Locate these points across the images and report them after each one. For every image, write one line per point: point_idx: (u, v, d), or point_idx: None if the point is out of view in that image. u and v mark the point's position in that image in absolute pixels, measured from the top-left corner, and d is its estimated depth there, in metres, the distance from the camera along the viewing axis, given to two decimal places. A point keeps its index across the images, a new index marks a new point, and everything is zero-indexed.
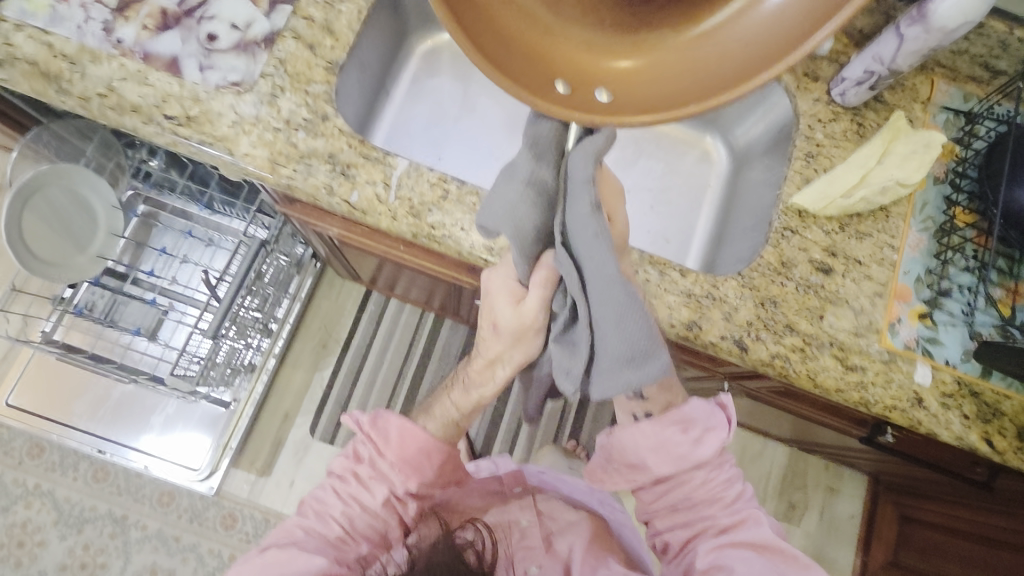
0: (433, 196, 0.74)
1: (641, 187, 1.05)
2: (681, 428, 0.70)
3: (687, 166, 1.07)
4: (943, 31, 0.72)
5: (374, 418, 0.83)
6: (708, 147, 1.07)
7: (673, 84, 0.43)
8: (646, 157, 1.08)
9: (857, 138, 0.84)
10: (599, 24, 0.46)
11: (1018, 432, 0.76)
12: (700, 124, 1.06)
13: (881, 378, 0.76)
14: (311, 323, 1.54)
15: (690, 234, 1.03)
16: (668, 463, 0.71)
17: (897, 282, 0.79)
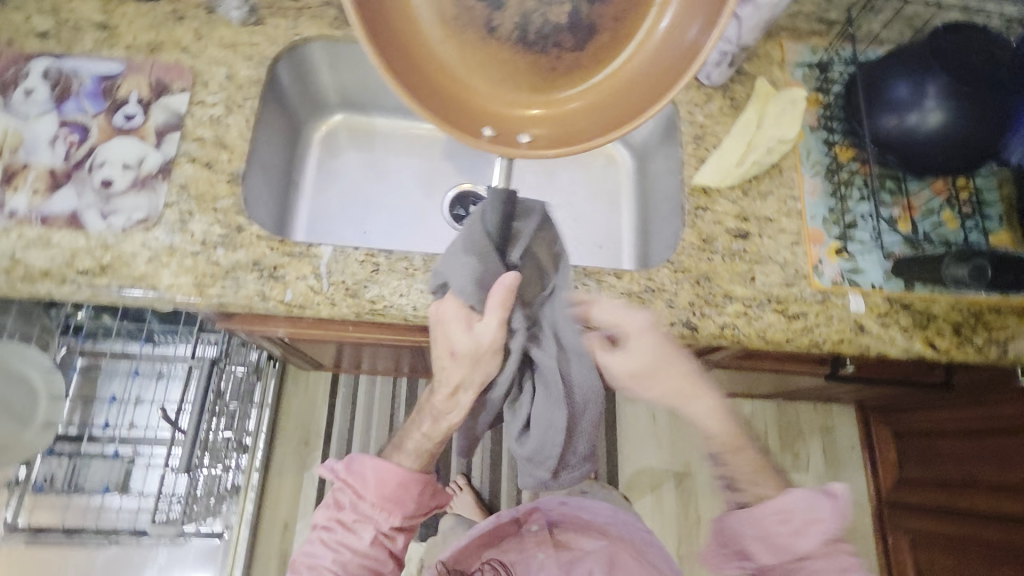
0: (365, 272, 0.75)
1: (561, 204, 1.10)
2: (783, 518, 0.72)
3: (597, 173, 1.12)
4: (770, 5, 0.80)
5: (349, 463, 0.82)
6: (610, 151, 1.13)
7: (575, 128, 0.69)
8: (559, 174, 1.12)
9: (733, 111, 0.91)
10: (525, 87, 0.70)
11: (954, 329, 0.82)
12: None
13: (822, 317, 0.81)
14: (286, 425, 1.52)
15: (618, 236, 1.08)
16: (773, 553, 0.73)
17: (808, 228, 0.85)
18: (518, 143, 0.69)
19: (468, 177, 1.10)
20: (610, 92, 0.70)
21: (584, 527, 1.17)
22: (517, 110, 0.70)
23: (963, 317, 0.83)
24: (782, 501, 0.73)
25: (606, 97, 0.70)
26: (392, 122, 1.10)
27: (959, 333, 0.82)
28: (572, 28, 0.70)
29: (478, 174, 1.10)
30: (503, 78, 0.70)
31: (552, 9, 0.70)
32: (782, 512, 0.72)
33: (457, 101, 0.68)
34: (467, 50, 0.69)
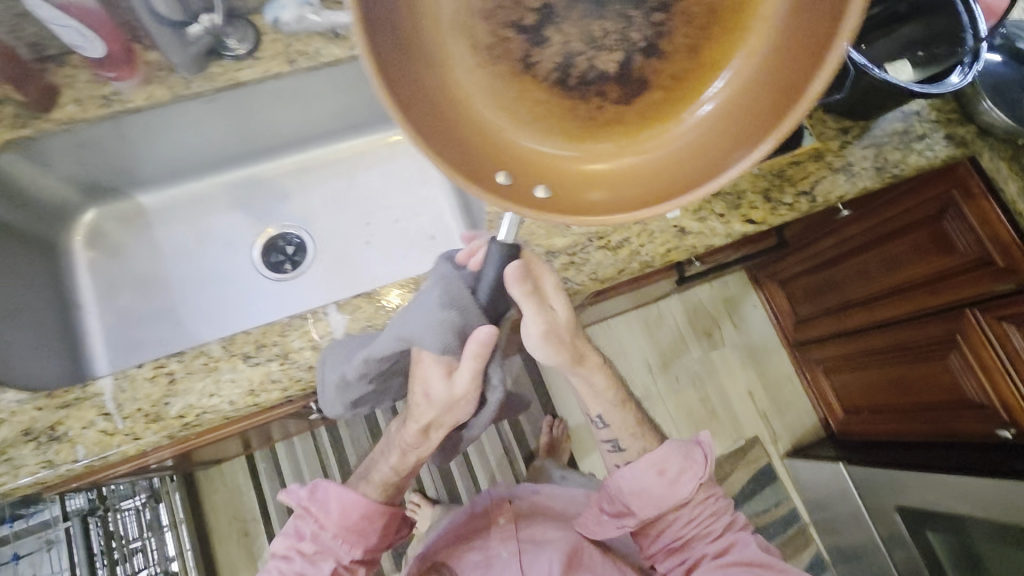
0: (161, 390, 0.67)
1: (374, 211, 1.00)
2: (657, 470, 0.78)
3: (400, 163, 1.02)
4: None
5: (313, 490, 0.80)
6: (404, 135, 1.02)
7: (606, 194, 0.53)
8: (363, 179, 1.01)
9: None
10: (555, 136, 0.55)
11: (764, 197, 0.83)
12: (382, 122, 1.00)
13: (644, 236, 0.80)
14: (218, 525, 1.40)
15: (445, 216, 0.99)
16: (652, 505, 0.78)
17: None
18: (531, 198, 0.51)
19: (269, 220, 0.99)
20: (665, 157, 0.54)
21: (553, 520, 1.10)
22: (529, 167, 0.53)
23: (768, 181, 0.84)
24: (659, 456, 0.78)
25: (653, 162, 0.54)
26: (159, 194, 0.96)
27: (770, 199, 0.83)
28: (621, 76, 0.56)
29: (277, 212, 0.99)
30: (533, 125, 0.55)
31: (599, 53, 0.56)
32: (657, 465, 0.78)
33: (461, 136, 0.52)
34: (496, 93, 0.54)
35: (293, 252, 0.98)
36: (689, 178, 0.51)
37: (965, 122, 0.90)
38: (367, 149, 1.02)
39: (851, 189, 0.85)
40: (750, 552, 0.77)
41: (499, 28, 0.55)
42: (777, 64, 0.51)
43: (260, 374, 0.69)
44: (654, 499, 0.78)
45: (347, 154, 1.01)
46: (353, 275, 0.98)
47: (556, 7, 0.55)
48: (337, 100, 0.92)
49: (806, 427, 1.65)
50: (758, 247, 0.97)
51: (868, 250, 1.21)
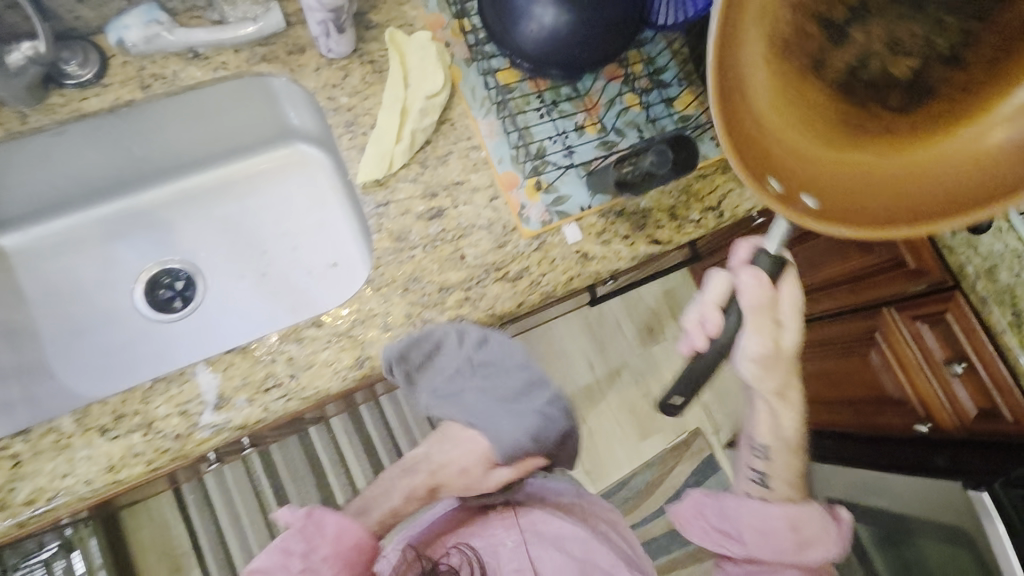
0: (5, 474, 0.61)
1: (272, 240, 0.93)
2: (793, 527, 0.77)
3: (296, 186, 0.94)
4: None
5: (307, 511, 0.66)
6: (297, 155, 0.94)
7: (896, 204, 0.49)
8: (258, 206, 0.94)
9: (378, 76, 0.78)
10: (860, 133, 0.51)
11: (669, 216, 0.80)
12: (271, 142, 0.92)
13: (544, 264, 0.75)
14: (147, 563, 1.33)
15: (346, 241, 0.92)
16: (770, 550, 0.77)
17: (499, 175, 0.77)
18: (800, 212, 0.50)
19: (153, 256, 0.91)
20: (944, 178, 0.48)
21: (555, 509, 0.87)
22: (823, 162, 0.52)
23: (674, 197, 0.81)
24: (800, 515, 0.78)
25: (941, 173, 0.48)
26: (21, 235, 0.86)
27: (676, 216, 0.80)
28: (907, 83, 0.51)
29: (162, 245, 0.91)
30: (803, 124, 0.51)
31: (896, 56, 0.51)
32: (794, 521, 0.78)
33: (755, 138, 0.51)
34: (789, 96, 0.51)
35: (183, 288, 0.91)
36: (999, 189, 0.45)
37: None
38: (258, 171, 0.93)
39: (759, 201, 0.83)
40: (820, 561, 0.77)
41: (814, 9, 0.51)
42: None
43: (120, 448, 0.63)
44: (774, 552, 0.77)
45: (238, 178, 0.93)
46: (250, 310, 0.91)
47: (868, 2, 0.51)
48: (215, 122, 0.84)
49: (748, 416, 1.66)
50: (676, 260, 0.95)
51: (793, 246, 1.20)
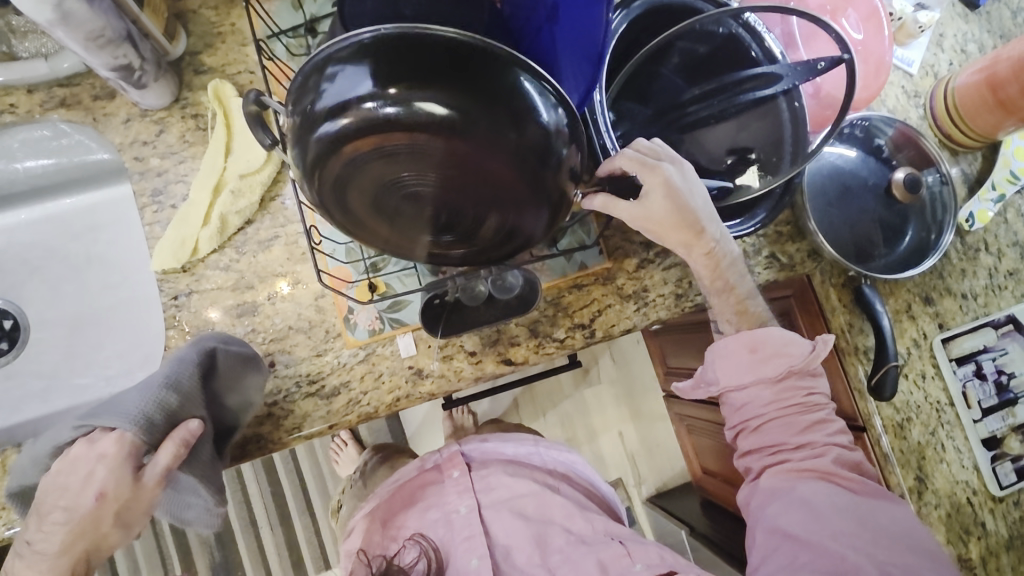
0: None
1: (87, 292, 0.80)
2: (750, 346, 0.62)
3: (109, 232, 0.79)
4: (58, 24, 0.50)
5: None
6: (111, 196, 0.79)
7: (462, 254, 0.58)
8: (72, 252, 0.81)
9: (200, 133, 0.66)
10: (431, 208, 0.51)
11: (531, 330, 0.69)
12: (77, 182, 0.78)
13: (368, 379, 0.66)
14: None
15: (152, 300, 0.76)
16: (740, 374, 0.62)
17: (329, 269, 0.66)
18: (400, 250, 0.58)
19: None
20: (489, 250, 0.57)
21: (511, 464, 0.77)
22: (424, 230, 0.55)
23: (540, 311, 0.70)
24: (756, 333, 0.63)
25: (487, 250, 0.57)
26: None
27: (537, 333, 0.70)
28: (477, 184, 0.49)
29: None
30: (384, 199, 0.51)
31: (478, 169, 0.48)
32: (750, 342, 0.62)
33: (347, 198, 0.51)
34: (357, 179, 0.49)
35: (9, 328, 0.81)
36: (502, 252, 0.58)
37: (798, 237, 0.76)
38: (58, 217, 0.80)
39: (641, 322, 0.72)
40: (804, 359, 0.61)
41: (390, 111, 0.44)
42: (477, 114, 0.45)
43: None
44: (739, 375, 0.62)
45: (49, 219, 0.80)
46: (69, 370, 0.79)
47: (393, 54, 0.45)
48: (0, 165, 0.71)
49: (675, 470, 1.59)
50: (553, 375, 0.81)
51: (703, 329, 1.05)
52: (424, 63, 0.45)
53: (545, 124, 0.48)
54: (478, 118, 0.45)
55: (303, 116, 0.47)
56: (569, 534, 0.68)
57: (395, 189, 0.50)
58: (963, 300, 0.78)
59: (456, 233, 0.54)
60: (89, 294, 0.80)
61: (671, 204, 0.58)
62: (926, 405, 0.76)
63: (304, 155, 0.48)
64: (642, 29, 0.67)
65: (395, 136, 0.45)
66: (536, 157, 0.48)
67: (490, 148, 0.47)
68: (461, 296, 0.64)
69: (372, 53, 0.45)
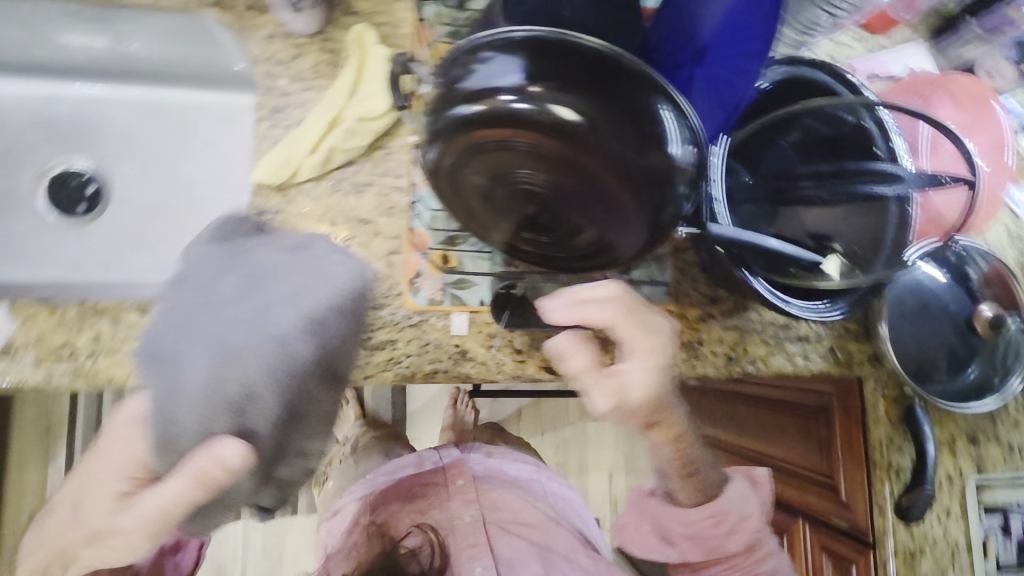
0: None
1: (175, 184, 0.83)
2: (714, 515, 0.68)
3: (218, 134, 0.83)
4: None
5: None
6: (235, 104, 0.82)
7: (548, 259, 0.58)
8: (181, 140, 0.84)
9: (332, 69, 0.69)
10: (536, 208, 0.52)
11: (579, 346, 0.70)
12: (213, 84, 0.82)
13: (414, 344, 0.67)
14: None
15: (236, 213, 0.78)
16: (697, 543, 0.68)
17: (410, 229, 0.68)
18: (487, 239, 0.58)
19: (68, 149, 0.85)
20: (576, 263, 0.57)
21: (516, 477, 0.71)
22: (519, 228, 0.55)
23: None
24: (723, 502, 0.68)
25: (574, 261, 0.57)
26: None
27: (585, 351, 0.70)
28: (587, 196, 0.49)
29: (80, 145, 0.85)
30: (494, 188, 0.51)
31: (592, 182, 0.48)
32: (717, 508, 0.68)
33: (458, 178, 0.52)
34: (476, 163, 0.50)
35: (93, 194, 0.84)
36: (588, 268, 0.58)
37: (863, 339, 0.75)
38: (181, 105, 0.84)
39: (687, 373, 0.71)
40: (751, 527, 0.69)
41: (526, 107, 0.46)
42: (608, 130, 0.46)
43: None
44: (696, 534, 0.68)
45: (162, 104, 0.84)
46: (133, 250, 0.81)
47: (545, 55, 0.46)
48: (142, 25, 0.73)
49: None
50: None
51: None
52: (571, 69, 0.46)
53: (672, 156, 0.48)
54: (609, 133, 0.46)
55: (445, 89, 0.49)
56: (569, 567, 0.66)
57: (505, 184, 0.51)
58: (1008, 451, 0.76)
59: (552, 237, 0.54)
60: (177, 186, 0.83)
61: (654, 371, 0.69)
62: (942, 542, 0.74)
63: (434, 124, 0.50)
64: (774, 94, 0.67)
65: (523, 132, 0.46)
66: (654, 185, 0.48)
67: (612, 165, 0.47)
68: (529, 292, 0.66)
69: (528, 48, 0.47)
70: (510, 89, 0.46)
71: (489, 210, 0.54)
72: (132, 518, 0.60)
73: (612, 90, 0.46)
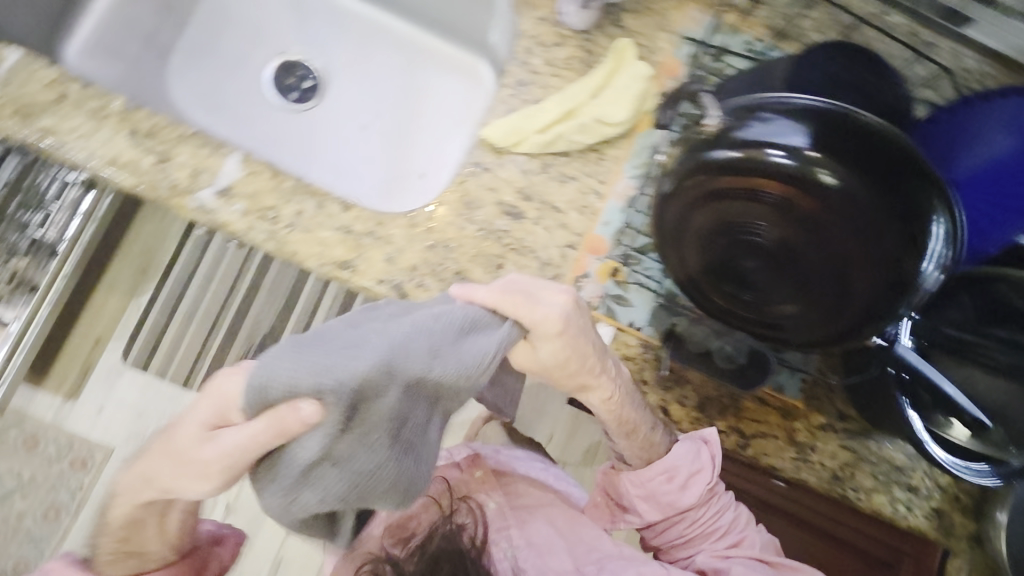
0: (47, 98, 0.65)
1: (392, 113, 0.91)
2: (666, 474, 0.68)
3: (448, 88, 0.91)
4: None
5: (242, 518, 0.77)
6: (473, 67, 0.90)
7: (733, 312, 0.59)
8: (410, 79, 0.93)
9: (582, 67, 0.73)
10: (756, 263, 0.54)
11: (700, 402, 0.70)
12: (462, 43, 0.90)
13: None
14: (130, 247, 1.47)
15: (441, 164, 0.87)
16: (657, 508, 0.71)
17: (593, 233, 0.71)
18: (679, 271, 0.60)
19: (307, 47, 0.94)
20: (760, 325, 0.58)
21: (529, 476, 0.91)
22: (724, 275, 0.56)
23: (719, 394, 0.71)
24: (674, 464, 0.68)
25: (759, 324, 0.58)
26: None
27: (702, 409, 0.70)
28: (818, 268, 0.51)
29: (320, 47, 0.94)
30: (723, 231, 0.53)
31: (831, 257, 0.50)
32: (668, 468, 0.68)
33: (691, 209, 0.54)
34: (719, 203, 0.52)
35: (307, 89, 0.93)
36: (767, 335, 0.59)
37: (971, 516, 0.72)
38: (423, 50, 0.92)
39: (790, 471, 0.71)
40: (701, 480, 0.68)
41: (800, 168, 0.48)
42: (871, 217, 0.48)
43: (131, 155, 0.65)
44: (653, 492, 0.70)
45: (419, 48, 0.92)
46: (332, 152, 0.90)
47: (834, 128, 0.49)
48: None
49: None
50: None
51: None
52: (850, 150, 0.48)
53: (921, 272, 0.49)
54: (870, 221, 0.48)
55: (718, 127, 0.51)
56: (595, 551, 0.77)
57: (737, 230, 0.53)
58: None
59: (753, 294, 0.56)
60: (392, 116, 0.91)
61: (561, 350, 0.57)
62: None
63: (695, 154, 0.52)
64: None
65: (786, 189, 0.49)
66: (890, 284, 0.49)
67: (859, 250, 0.49)
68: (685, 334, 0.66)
69: (817, 117, 0.49)
70: (788, 148, 0.48)
71: (705, 247, 0.55)
72: (216, 449, 0.50)
73: (886, 183, 0.48)
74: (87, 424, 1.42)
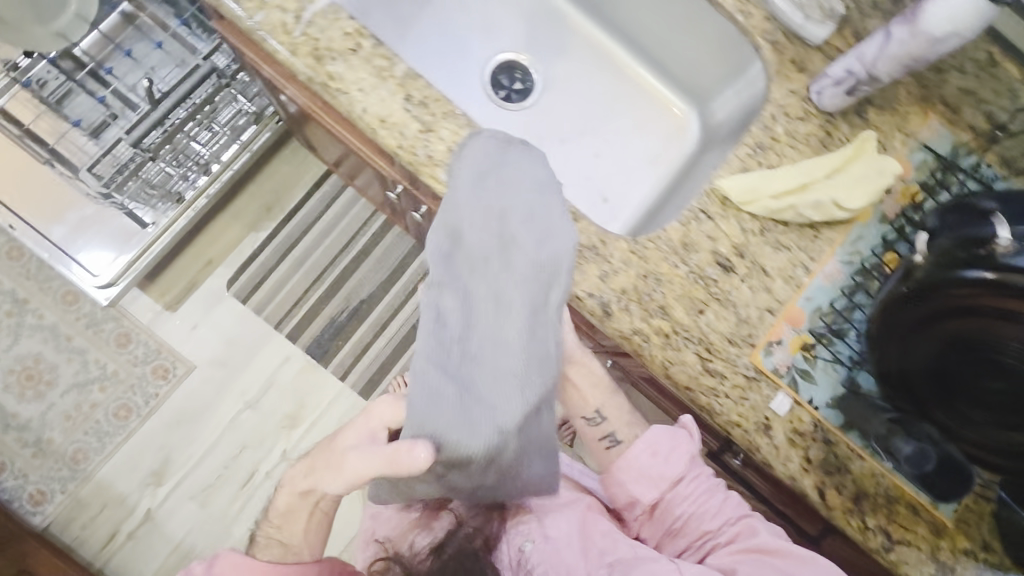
0: (342, 46, 0.69)
1: (596, 134, 0.95)
2: (652, 450, 0.69)
3: (654, 127, 0.96)
4: (929, 39, 0.65)
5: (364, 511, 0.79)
6: (682, 117, 0.96)
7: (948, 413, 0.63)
8: (620, 107, 0.96)
9: (820, 146, 0.75)
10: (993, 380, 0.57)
11: (856, 494, 0.71)
12: (681, 90, 0.96)
13: (736, 392, 0.71)
14: (264, 183, 1.51)
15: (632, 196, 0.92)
16: (651, 488, 0.69)
17: (794, 304, 0.73)
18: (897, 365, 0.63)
19: (531, 52, 0.98)
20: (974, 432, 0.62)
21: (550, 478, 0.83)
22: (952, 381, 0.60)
23: (876, 491, 0.71)
24: (658, 438, 0.70)
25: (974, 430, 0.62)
26: None
27: (857, 500, 0.71)
28: None
29: (544, 56, 0.98)
30: (967, 344, 0.57)
31: None
32: (653, 447, 0.69)
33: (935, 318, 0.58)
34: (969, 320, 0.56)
35: (518, 90, 0.97)
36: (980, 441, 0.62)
37: None
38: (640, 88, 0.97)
39: None
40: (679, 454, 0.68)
41: None
42: None
43: (401, 118, 0.69)
44: (655, 481, 0.69)
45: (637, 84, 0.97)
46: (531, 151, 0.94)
47: None
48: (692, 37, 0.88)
49: None
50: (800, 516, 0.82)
51: None
52: None
53: None
54: None
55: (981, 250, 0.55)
56: (610, 552, 0.66)
57: (985, 348, 0.56)
58: None
59: (981, 403, 0.59)
60: (596, 136, 0.95)
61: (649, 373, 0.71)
62: None
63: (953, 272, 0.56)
64: None
65: None
66: None
67: None
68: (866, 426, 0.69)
69: None
70: None
71: (941, 353, 0.59)
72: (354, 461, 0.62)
73: None
74: (177, 337, 1.46)
